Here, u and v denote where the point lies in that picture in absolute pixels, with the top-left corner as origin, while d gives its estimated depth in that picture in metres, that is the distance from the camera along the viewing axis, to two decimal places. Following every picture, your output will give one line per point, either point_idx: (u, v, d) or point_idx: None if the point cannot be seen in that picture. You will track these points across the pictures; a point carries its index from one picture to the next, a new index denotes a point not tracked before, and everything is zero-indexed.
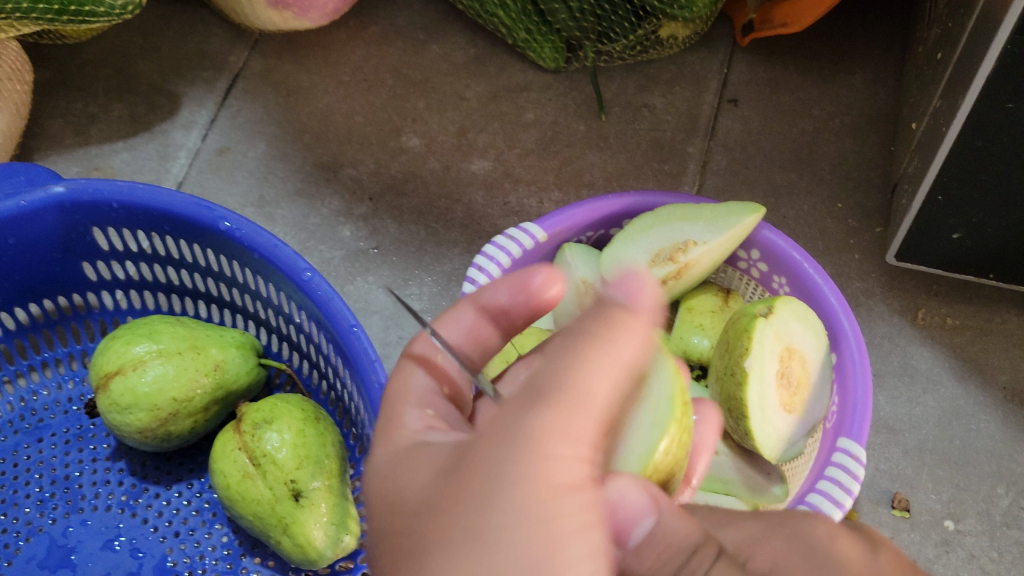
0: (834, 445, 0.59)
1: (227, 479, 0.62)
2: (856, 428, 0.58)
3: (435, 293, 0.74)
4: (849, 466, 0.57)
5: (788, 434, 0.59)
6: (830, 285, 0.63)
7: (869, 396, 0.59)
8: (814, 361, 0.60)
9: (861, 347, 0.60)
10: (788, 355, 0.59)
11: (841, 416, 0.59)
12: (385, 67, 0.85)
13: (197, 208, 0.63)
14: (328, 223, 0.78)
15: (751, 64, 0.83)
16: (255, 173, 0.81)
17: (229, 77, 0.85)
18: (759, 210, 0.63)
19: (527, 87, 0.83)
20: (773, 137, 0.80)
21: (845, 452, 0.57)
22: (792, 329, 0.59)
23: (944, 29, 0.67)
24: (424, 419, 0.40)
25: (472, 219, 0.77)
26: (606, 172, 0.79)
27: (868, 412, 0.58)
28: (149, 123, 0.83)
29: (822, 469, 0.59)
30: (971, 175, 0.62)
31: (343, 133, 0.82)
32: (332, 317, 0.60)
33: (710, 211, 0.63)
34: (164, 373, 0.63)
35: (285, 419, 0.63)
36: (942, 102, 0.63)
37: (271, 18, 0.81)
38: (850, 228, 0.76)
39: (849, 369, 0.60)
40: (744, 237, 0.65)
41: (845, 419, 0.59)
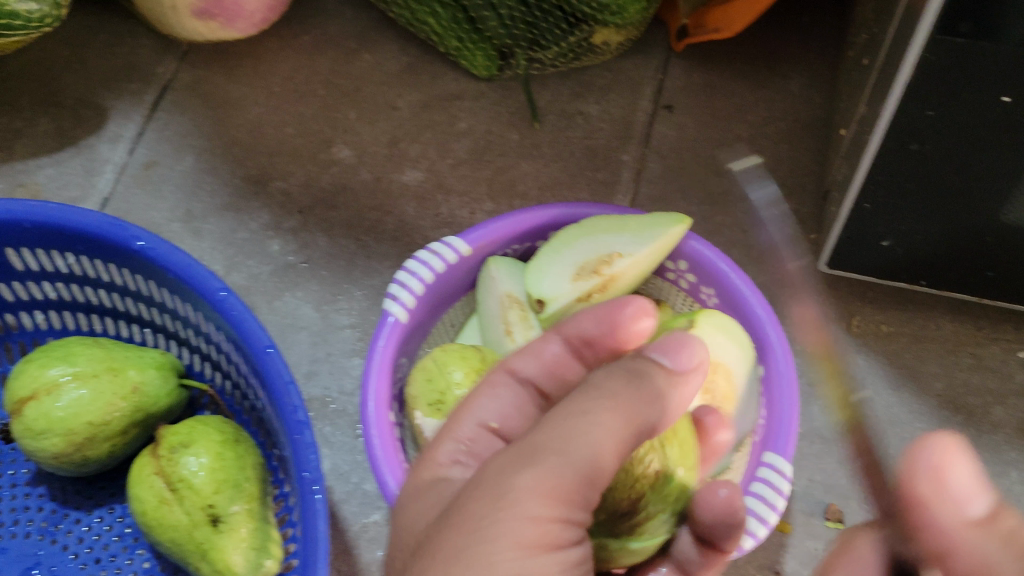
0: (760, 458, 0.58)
1: (143, 505, 0.60)
2: (781, 442, 0.57)
3: (365, 307, 0.73)
4: (773, 481, 0.55)
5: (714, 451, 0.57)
6: (756, 295, 0.62)
7: (795, 408, 0.58)
8: (739, 375, 0.59)
9: (787, 357, 0.60)
10: (712, 369, 0.58)
11: (768, 428, 0.58)
12: (316, 76, 0.84)
13: (110, 227, 0.61)
14: (256, 238, 0.76)
15: (686, 69, 0.82)
16: (183, 187, 0.79)
17: (157, 89, 0.84)
18: (685, 221, 0.62)
19: (460, 95, 0.82)
20: (708, 143, 0.79)
21: (769, 466, 0.56)
22: (716, 342, 0.58)
23: (870, 34, 0.66)
24: (453, 450, 0.39)
25: (403, 231, 0.76)
26: (539, 182, 0.78)
27: (794, 424, 0.57)
28: (74, 137, 0.81)
29: (749, 483, 0.58)
30: (896, 182, 0.61)
31: (273, 144, 0.81)
32: (247, 338, 0.58)
33: (635, 222, 0.62)
34: (80, 397, 0.62)
35: (203, 442, 0.61)
36: (867, 108, 0.63)
37: (196, 29, 0.80)
38: (785, 235, 0.75)
39: (776, 380, 0.59)
40: (671, 249, 0.64)
41: (772, 432, 0.58)
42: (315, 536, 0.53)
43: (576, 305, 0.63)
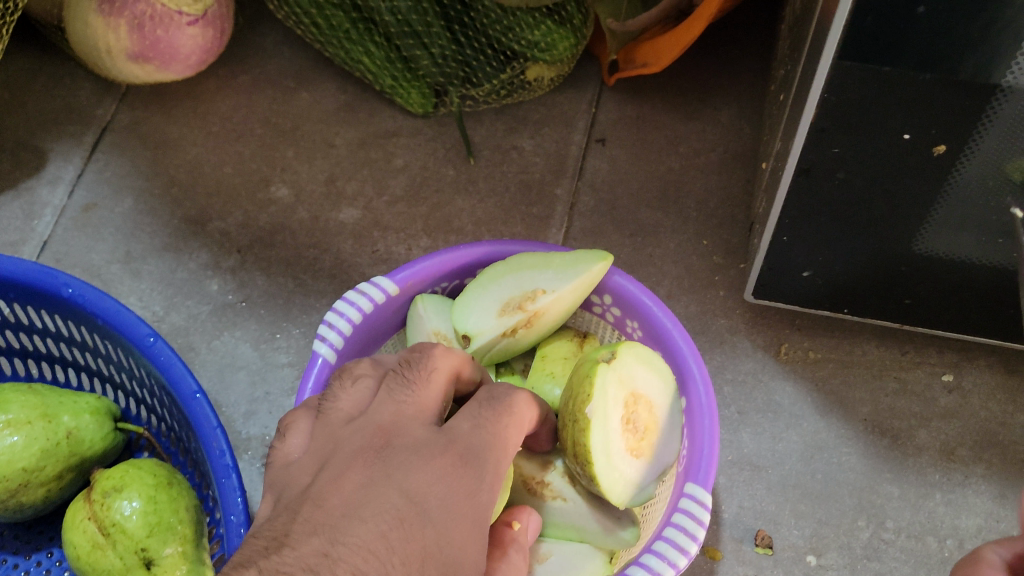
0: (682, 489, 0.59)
1: (77, 550, 0.61)
2: (702, 472, 0.58)
3: (303, 345, 0.74)
4: (694, 512, 0.57)
5: (635, 479, 0.58)
6: (679, 328, 0.63)
7: (715, 438, 0.59)
8: (661, 406, 0.60)
9: (708, 389, 0.61)
10: (633, 401, 0.59)
11: (689, 459, 0.59)
12: (254, 116, 0.85)
13: (39, 274, 0.62)
14: (195, 278, 0.77)
15: (619, 103, 0.84)
16: (122, 229, 0.80)
17: (96, 131, 0.85)
18: (607, 258, 0.63)
19: (397, 132, 0.83)
20: (640, 175, 0.80)
21: (691, 497, 0.57)
22: (637, 374, 0.59)
23: (786, 70, 0.67)
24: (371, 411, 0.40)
25: (340, 269, 0.77)
26: (474, 218, 0.79)
27: (714, 455, 0.59)
28: (13, 180, 0.82)
29: (671, 514, 0.59)
30: (812, 215, 0.63)
31: (212, 184, 0.81)
32: (174, 383, 0.59)
33: (559, 259, 0.64)
34: (14, 444, 0.62)
35: (136, 486, 0.62)
36: (782, 144, 0.64)
37: (133, 72, 0.80)
38: (715, 264, 0.76)
39: (697, 411, 0.60)
40: (596, 284, 0.65)
41: (693, 463, 0.59)
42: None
43: (501, 340, 0.64)
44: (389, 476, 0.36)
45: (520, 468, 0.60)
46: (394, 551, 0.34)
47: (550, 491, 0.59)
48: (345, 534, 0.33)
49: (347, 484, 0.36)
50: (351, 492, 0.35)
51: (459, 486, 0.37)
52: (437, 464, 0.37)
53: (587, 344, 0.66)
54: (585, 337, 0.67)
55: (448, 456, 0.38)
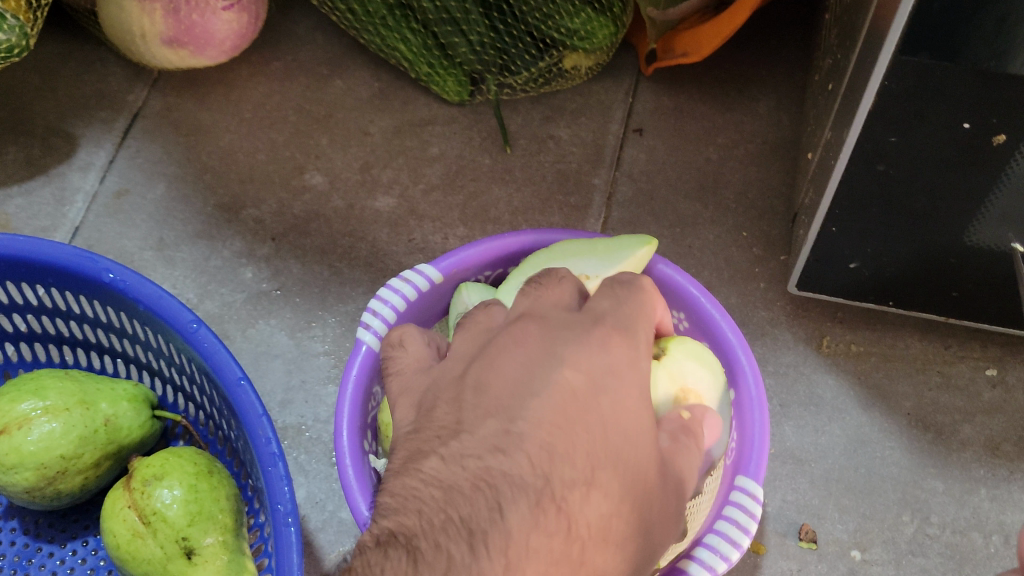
0: (732, 481, 0.58)
1: (117, 539, 0.60)
2: (753, 466, 0.57)
3: (339, 334, 0.73)
4: (746, 505, 0.56)
5: None
6: (728, 319, 0.62)
7: (766, 431, 0.59)
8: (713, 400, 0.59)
9: (758, 381, 0.60)
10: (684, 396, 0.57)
11: (739, 452, 0.58)
12: (287, 103, 0.84)
13: (79, 259, 0.61)
14: (228, 266, 0.76)
15: (656, 92, 0.83)
16: (154, 216, 0.79)
17: (128, 116, 0.84)
18: (651, 242, 0.62)
19: (432, 120, 0.82)
20: (678, 166, 0.80)
21: (742, 490, 0.56)
22: (685, 369, 0.58)
23: (835, 59, 0.67)
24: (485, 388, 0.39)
25: (376, 257, 0.76)
26: (511, 207, 0.78)
27: (765, 448, 0.58)
28: (44, 165, 0.81)
29: (721, 508, 0.58)
30: (862, 206, 0.62)
31: (245, 171, 0.81)
32: (219, 369, 0.58)
33: (605, 247, 0.63)
34: (51, 431, 0.61)
35: (176, 474, 0.61)
36: (832, 134, 0.63)
37: (166, 57, 0.80)
38: (755, 256, 0.76)
39: (747, 404, 0.60)
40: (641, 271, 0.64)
41: (743, 456, 0.58)
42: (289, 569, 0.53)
43: None
44: (546, 351, 0.37)
45: None
46: (566, 429, 0.34)
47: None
48: (519, 413, 0.34)
49: (505, 374, 0.36)
50: (512, 371, 0.36)
51: (619, 354, 0.38)
52: (591, 338, 0.38)
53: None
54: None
55: (603, 330, 0.38)
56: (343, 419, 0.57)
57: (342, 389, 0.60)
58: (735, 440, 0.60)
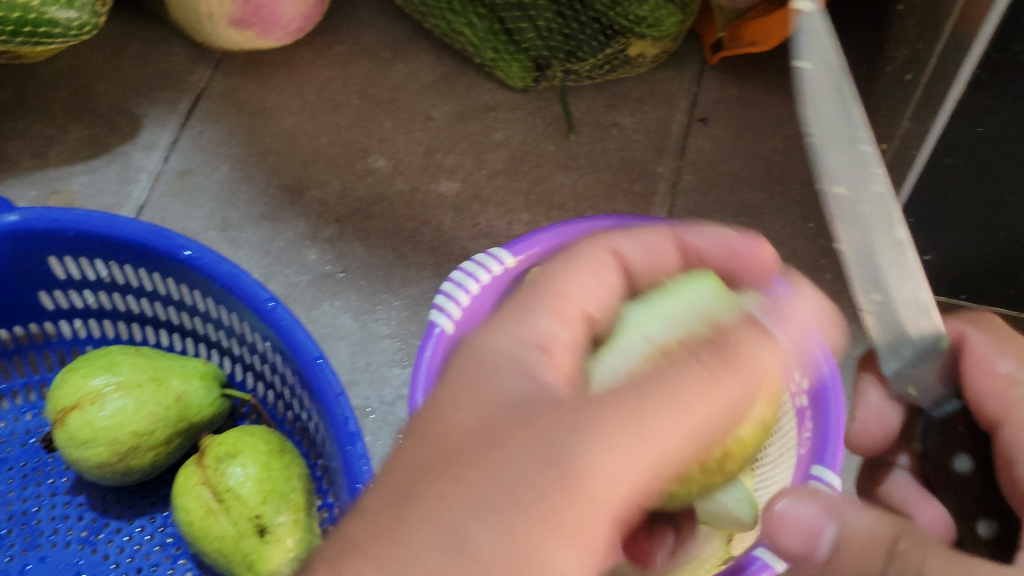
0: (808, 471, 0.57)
1: (189, 515, 0.60)
2: (829, 455, 0.56)
3: (404, 317, 0.73)
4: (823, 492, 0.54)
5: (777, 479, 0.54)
6: None
7: (842, 421, 0.58)
8: None
9: (833, 372, 0.59)
10: None
11: (814, 442, 0.58)
12: (350, 86, 0.84)
13: (156, 236, 0.61)
14: (293, 247, 0.76)
15: (720, 82, 0.83)
16: (218, 196, 0.79)
17: (191, 97, 0.84)
18: None
19: (496, 106, 0.82)
20: (744, 155, 0.79)
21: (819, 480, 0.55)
22: None
23: (913, 49, 0.67)
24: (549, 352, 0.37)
25: (441, 241, 0.76)
26: (575, 193, 0.78)
27: (841, 438, 0.57)
28: (108, 144, 0.81)
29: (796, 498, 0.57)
30: (941, 198, 0.61)
31: (309, 154, 0.81)
32: (296, 348, 0.58)
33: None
34: (124, 407, 0.61)
35: (249, 452, 0.61)
36: (911, 123, 0.63)
37: (233, 37, 0.80)
38: (821, 248, 0.75)
39: (822, 394, 0.59)
40: None
41: (819, 446, 0.57)
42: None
43: None
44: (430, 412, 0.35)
45: None
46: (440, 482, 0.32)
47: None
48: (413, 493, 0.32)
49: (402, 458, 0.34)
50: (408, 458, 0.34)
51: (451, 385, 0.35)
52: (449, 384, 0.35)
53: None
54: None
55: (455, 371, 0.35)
56: (418, 399, 0.57)
57: (415, 371, 0.60)
58: (809, 430, 0.59)
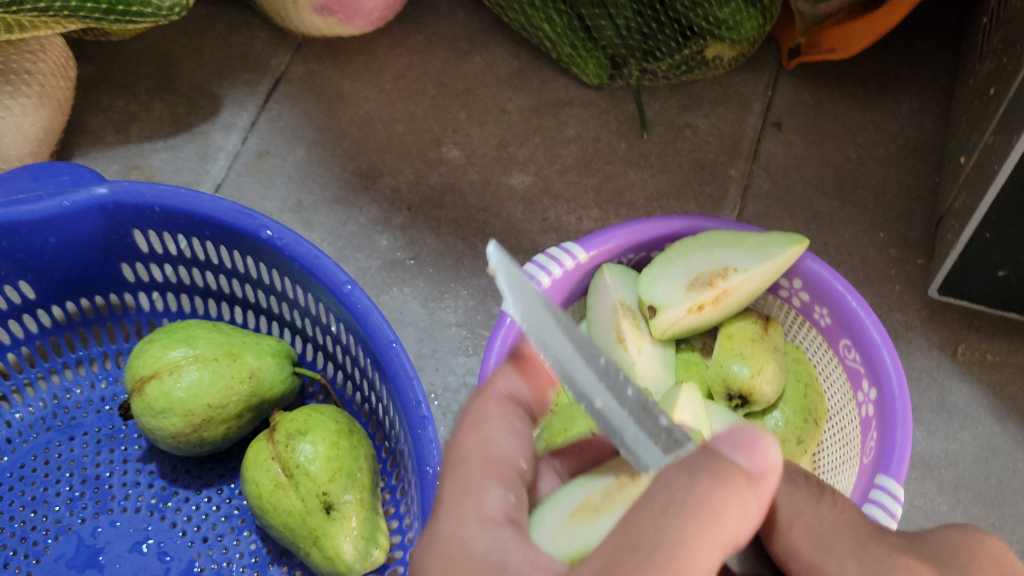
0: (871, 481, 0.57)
1: (259, 488, 0.61)
2: (894, 465, 0.55)
3: (471, 306, 0.74)
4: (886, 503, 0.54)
5: None
6: (872, 319, 0.61)
7: (909, 431, 0.57)
8: None
9: (901, 383, 0.59)
10: None
11: (879, 452, 0.57)
12: (427, 76, 0.85)
13: (239, 215, 0.63)
14: (365, 232, 0.77)
15: (796, 87, 0.83)
16: (294, 178, 0.80)
17: (271, 80, 0.85)
18: (803, 242, 0.62)
19: (570, 102, 0.83)
20: (816, 162, 0.79)
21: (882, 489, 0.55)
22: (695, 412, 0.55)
23: (998, 63, 0.66)
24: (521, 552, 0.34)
25: (510, 234, 0.77)
26: (646, 192, 0.78)
27: (907, 449, 0.56)
28: (189, 123, 0.83)
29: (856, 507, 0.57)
30: (1022, 215, 0.61)
31: (383, 141, 0.82)
32: (372, 331, 0.59)
33: (753, 239, 0.63)
34: (200, 379, 0.63)
35: (319, 430, 0.62)
36: (993, 138, 0.64)
37: (316, 24, 0.81)
38: (891, 258, 0.75)
39: (890, 404, 0.58)
40: (787, 267, 0.64)
41: (884, 455, 0.57)
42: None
43: (687, 315, 0.63)
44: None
45: None
46: None
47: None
48: None
49: None
50: None
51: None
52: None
53: (771, 335, 0.65)
54: (774, 335, 0.65)
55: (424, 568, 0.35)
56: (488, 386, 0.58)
57: (484, 360, 0.61)
58: (875, 439, 0.59)
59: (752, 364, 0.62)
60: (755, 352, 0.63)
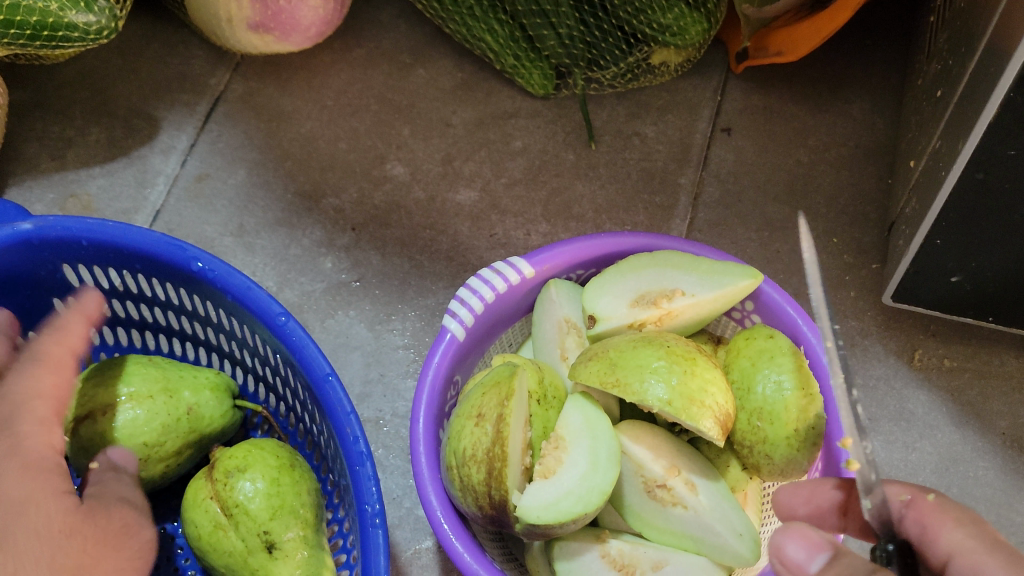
0: None
1: (198, 530, 0.58)
2: None
3: (418, 328, 0.72)
4: None
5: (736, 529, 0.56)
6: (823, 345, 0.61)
7: (853, 465, 0.57)
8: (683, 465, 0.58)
9: (848, 413, 0.59)
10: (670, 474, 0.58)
11: None
12: (369, 91, 0.83)
13: (169, 247, 0.60)
14: (309, 255, 0.75)
15: (746, 91, 0.81)
16: (235, 201, 0.78)
17: (209, 100, 0.83)
18: (756, 276, 0.60)
19: (516, 113, 0.81)
20: (767, 168, 0.78)
21: None
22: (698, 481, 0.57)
23: (944, 65, 0.65)
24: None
25: (456, 252, 0.75)
26: (595, 204, 0.77)
27: None
28: (127, 147, 0.81)
29: None
30: (974, 220, 0.60)
31: (327, 160, 0.80)
32: (307, 365, 0.57)
33: (707, 264, 0.61)
34: (135, 417, 0.57)
35: (258, 467, 0.59)
36: (941, 142, 0.62)
37: (251, 42, 0.79)
38: (846, 264, 0.73)
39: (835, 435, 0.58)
40: (742, 297, 0.62)
41: None
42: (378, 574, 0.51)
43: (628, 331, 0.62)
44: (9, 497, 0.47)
45: (641, 469, 0.58)
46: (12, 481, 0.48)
47: (672, 496, 0.58)
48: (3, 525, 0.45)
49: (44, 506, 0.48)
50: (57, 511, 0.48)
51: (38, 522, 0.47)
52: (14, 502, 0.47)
53: (805, 367, 0.59)
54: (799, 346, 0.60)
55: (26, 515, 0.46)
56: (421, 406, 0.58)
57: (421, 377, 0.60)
58: (820, 470, 0.59)
59: (785, 395, 0.57)
60: (742, 379, 0.59)
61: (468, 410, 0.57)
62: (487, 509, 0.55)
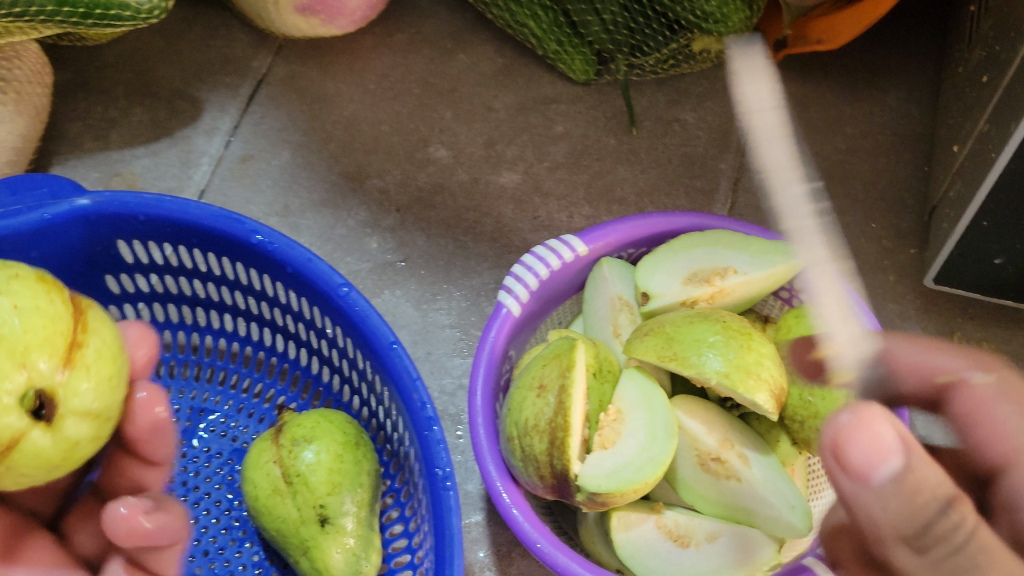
0: None
1: (256, 491, 0.59)
2: None
3: (464, 307, 0.73)
4: None
5: (790, 501, 0.57)
6: None
7: None
8: (736, 440, 0.59)
9: None
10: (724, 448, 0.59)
11: None
12: (411, 75, 0.84)
13: (227, 221, 0.61)
14: (354, 235, 0.76)
15: (784, 80, 0.83)
16: (280, 181, 0.79)
17: (253, 83, 0.84)
18: None
19: (557, 99, 0.82)
20: (805, 155, 0.79)
21: None
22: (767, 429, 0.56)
23: (989, 51, 0.66)
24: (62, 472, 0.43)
25: (500, 232, 0.76)
26: (637, 188, 0.78)
27: None
28: (170, 128, 0.81)
29: None
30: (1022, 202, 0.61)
31: (370, 142, 0.81)
32: (371, 334, 0.58)
33: (757, 244, 0.63)
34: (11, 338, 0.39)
35: (325, 439, 0.59)
36: (988, 126, 0.64)
37: (297, 25, 0.80)
38: (884, 248, 0.75)
39: None
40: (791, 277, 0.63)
41: None
42: (450, 532, 0.52)
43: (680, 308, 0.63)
44: None
45: (696, 442, 0.59)
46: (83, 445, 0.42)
47: (725, 469, 0.59)
48: None
49: None
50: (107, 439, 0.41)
51: None
52: None
53: None
54: None
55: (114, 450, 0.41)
56: (480, 378, 0.59)
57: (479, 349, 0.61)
58: None
59: None
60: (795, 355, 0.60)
61: (529, 382, 0.58)
62: (548, 478, 0.56)
